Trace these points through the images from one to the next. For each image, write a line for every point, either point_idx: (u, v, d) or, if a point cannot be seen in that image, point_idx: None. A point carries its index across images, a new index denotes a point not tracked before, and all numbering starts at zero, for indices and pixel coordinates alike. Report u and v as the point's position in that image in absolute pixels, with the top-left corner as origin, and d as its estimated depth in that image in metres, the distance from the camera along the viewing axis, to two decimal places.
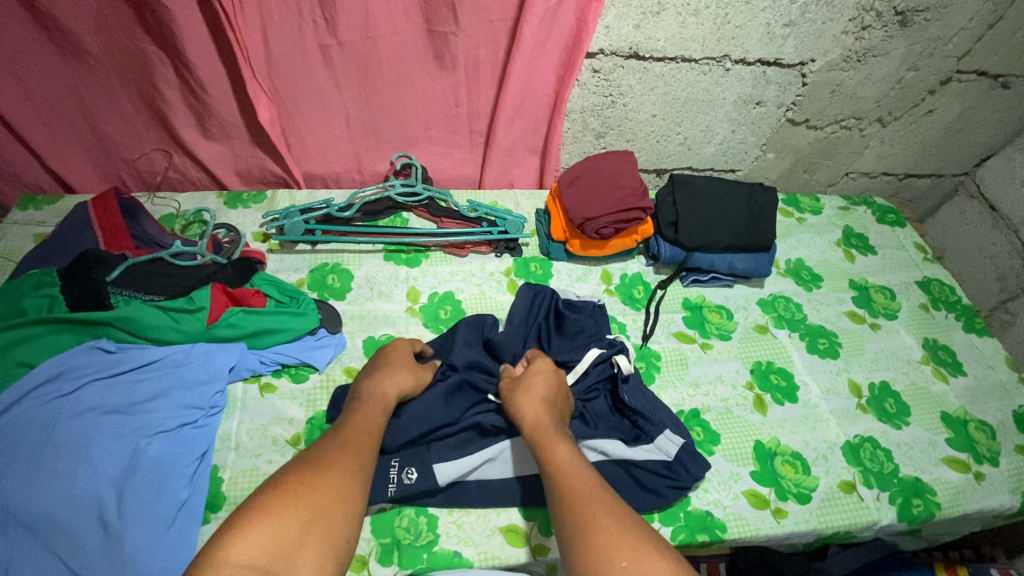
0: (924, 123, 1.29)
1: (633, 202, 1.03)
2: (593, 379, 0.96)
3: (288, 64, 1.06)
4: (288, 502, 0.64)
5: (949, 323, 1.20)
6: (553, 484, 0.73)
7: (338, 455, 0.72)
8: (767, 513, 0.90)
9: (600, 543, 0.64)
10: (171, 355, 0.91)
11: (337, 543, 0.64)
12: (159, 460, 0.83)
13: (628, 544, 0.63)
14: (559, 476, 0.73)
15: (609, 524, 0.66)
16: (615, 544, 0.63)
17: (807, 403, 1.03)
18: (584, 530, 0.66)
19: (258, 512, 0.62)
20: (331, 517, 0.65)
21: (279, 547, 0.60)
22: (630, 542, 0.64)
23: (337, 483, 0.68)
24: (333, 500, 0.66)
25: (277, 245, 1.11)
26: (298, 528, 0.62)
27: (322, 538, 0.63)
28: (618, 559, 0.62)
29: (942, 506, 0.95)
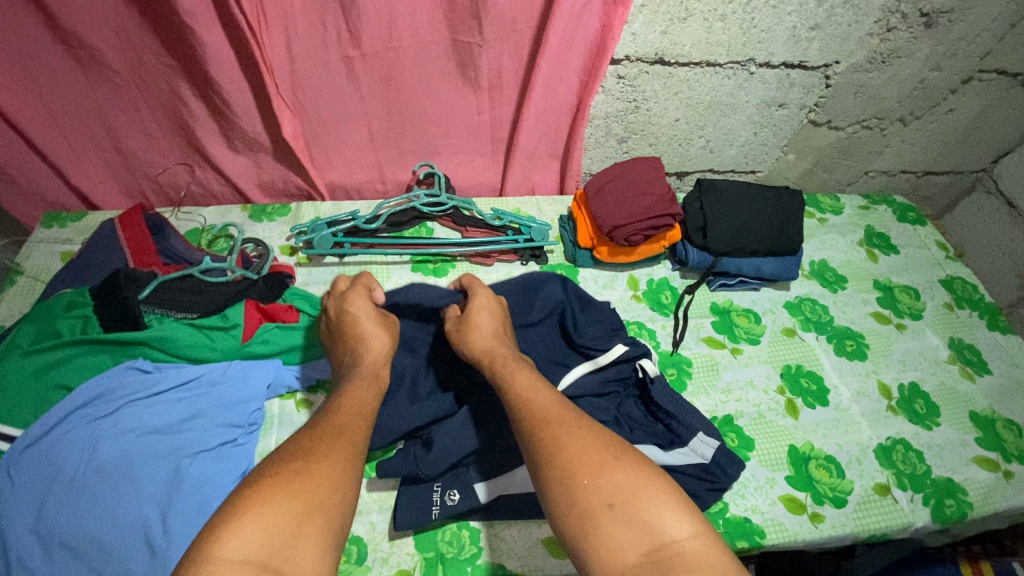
0: (945, 121, 1.29)
1: (663, 209, 1.03)
2: (611, 375, 0.97)
3: (311, 76, 1.06)
4: (282, 489, 0.58)
5: (973, 321, 1.21)
6: (513, 407, 0.74)
7: (328, 445, 0.66)
8: (804, 517, 0.90)
9: (560, 458, 0.65)
10: (208, 373, 0.90)
11: (335, 534, 0.58)
12: (200, 480, 0.83)
13: (589, 459, 0.64)
14: (520, 399, 0.74)
15: (573, 440, 0.67)
16: (577, 462, 0.64)
17: (838, 406, 1.03)
18: (547, 448, 0.67)
19: (250, 499, 0.56)
20: (329, 506, 0.59)
21: (273, 538, 0.54)
22: (593, 460, 0.64)
23: (335, 471, 0.63)
24: (330, 493, 0.60)
25: (305, 258, 1.10)
26: (295, 520, 0.56)
27: (320, 528, 0.57)
28: (581, 477, 0.63)
29: (974, 506, 0.96)
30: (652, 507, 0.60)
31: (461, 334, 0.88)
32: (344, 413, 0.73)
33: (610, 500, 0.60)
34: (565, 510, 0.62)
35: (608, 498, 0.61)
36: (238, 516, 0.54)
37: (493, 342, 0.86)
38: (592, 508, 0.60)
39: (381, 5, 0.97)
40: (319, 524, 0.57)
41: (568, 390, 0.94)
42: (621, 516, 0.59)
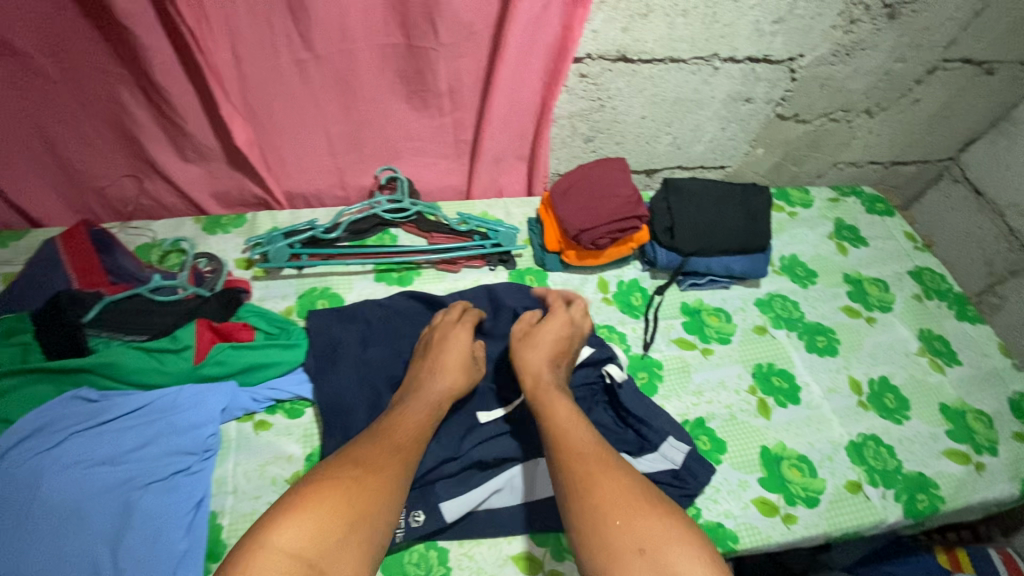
0: (911, 112, 1.29)
1: (629, 211, 1.01)
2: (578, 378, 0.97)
3: (261, 80, 1.01)
4: (335, 494, 0.67)
5: (942, 312, 1.21)
6: (550, 442, 0.79)
7: (387, 457, 0.74)
8: (776, 520, 0.90)
9: (596, 501, 0.69)
10: (159, 400, 0.86)
11: (375, 543, 0.66)
12: (153, 512, 0.79)
13: (622, 505, 0.69)
14: (555, 434, 0.79)
15: (605, 482, 0.72)
16: (612, 505, 0.69)
17: (810, 404, 1.03)
18: (581, 490, 0.71)
19: (306, 500, 0.66)
20: (374, 517, 0.67)
21: (323, 536, 0.63)
22: (626, 505, 0.69)
23: (387, 483, 0.71)
24: (379, 502, 0.69)
25: (263, 271, 1.06)
26: (344, 526, 0.65)
27: (362, 536, 0.65)
28: (612, 518, 0.67)
29: (945, 500, 0.96)
30: (678, 556, 0.63)
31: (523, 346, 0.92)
32: (406, 425, 0.79)
33: (641, 545, 0.64)
34: (595, 548, 0.66)
35: (640, 542, 0.65)
36: (295, 515, 0.63)
37: (546, 364, 0.88)
38: (623, 552, 0.64)
39: (330, 5, 0.92)
40: (363, 534, 0.65)
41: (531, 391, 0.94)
42: (650, 563, 0.63)
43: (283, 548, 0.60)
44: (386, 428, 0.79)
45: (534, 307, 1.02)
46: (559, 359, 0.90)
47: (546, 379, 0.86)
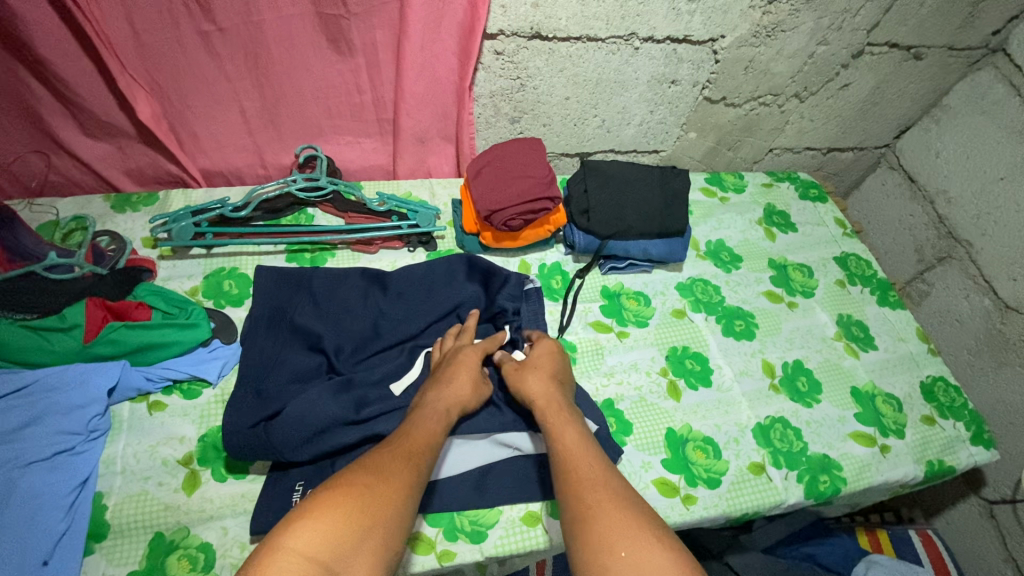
0: (841, 97, 1.28)
1: (540, 191, 1.00)
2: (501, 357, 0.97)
3: (163, 53, 0.98)
4: (352, 501, 0.61)
5: (864, 297, 1.22)
6: (559, 469, 0.75)
7: (401, 464, 0.69)
8: (676, 501, 0.90)
9: (597, 534, 0.65)
10: (44, 378, 0.84)
11: (389, 552, 0.61)
12: (33, 492, 0.78)
13: (625, 537, 0.64)
14: (566, 458, 0.75)
15: (608, 513, 0.66)
16: (615, 537, 0.64)
17: (721, 386, 1.03)
18: (582, 519, 0.67)
19: (319, 505, 0.60)
20: (389, 521, 0.62)
21: (340, 545, 0.57)
22: (630, 534, 0.64)
23: (398, 493, 0.65)
24: (396, 513, 0.63)
25: (169, 250, 1.04)
26: (357, 530, 0.59)
27: (376, 545, 0.59)
28: (618, 549, 0.62)
29: (848, 481, 0.97)
30: None
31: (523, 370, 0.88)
32: (421, 431, 0.75)
33: None
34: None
35: None
36: (310, 517, 0.59)
37: (550, 387, 0.86)
38: None
39: None
40: (375, 541, 0.59)
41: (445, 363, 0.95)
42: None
43: (291, 548, 0.55)
44: (402, 434, 0.74)
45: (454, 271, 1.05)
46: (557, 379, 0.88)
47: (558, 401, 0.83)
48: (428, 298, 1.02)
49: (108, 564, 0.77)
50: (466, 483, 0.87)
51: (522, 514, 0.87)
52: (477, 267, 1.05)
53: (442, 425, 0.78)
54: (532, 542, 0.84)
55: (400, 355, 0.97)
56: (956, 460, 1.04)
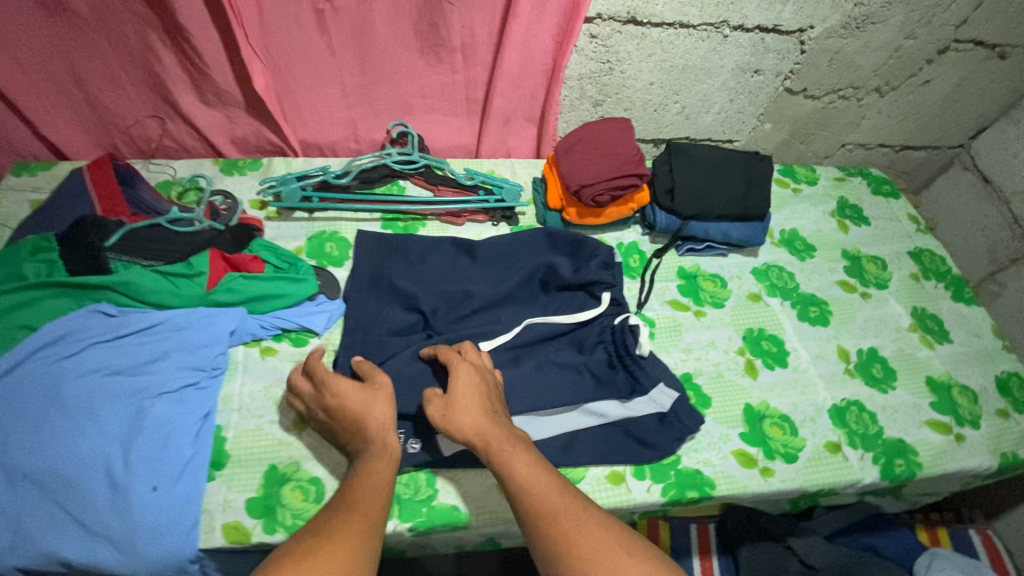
0: (921, 93, 1.29)
1: (630, 169, 1.03)
2: (591, 329, 1.01)
3: (281, 29, 1.05)
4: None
5: (938, 292, 1.22)
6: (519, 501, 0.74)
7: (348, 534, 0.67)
8: (754, 471, 0.93)
9: (581, 562, 0.67)
10: (172, 319, 0.91)
11: None
12: (163, 419, 0.85)
13: (606, 561, 0.67)
14: (524, 491, 0.74)
15: (578, 539, 0.69)
16: (588, 563, 0.67)
17: (796, 367, 1.05)
18: (553, 548, 0.69)
19: None
20: None
21: None
22: (601, 558, 0.67)
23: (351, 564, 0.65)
24: None
25: (275, 212, 1.10)
26: None
27: None
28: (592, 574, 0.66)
29: (923, 466, 0.98)
30: None
31: (448, 420, 0.79)
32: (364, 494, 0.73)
33: None
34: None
35: None
36: None
37: (482, 420, 0.79)
38: None
39: None
40: None
41: (540, 325, 0.99)
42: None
43: None
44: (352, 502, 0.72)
45: (540, 244, 1.10)
46: (488, 409, 0.81)
47: (497, 436, 0.78)
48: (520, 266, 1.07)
49: (229, 489, 0.84)
50: (554, 441, 0.91)
51: (606, 474, 0.91)
52: (562, 240, 1.09)
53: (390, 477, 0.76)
54: (617, 499, 0.88)
55: (489, 319, 1.01)
56: None
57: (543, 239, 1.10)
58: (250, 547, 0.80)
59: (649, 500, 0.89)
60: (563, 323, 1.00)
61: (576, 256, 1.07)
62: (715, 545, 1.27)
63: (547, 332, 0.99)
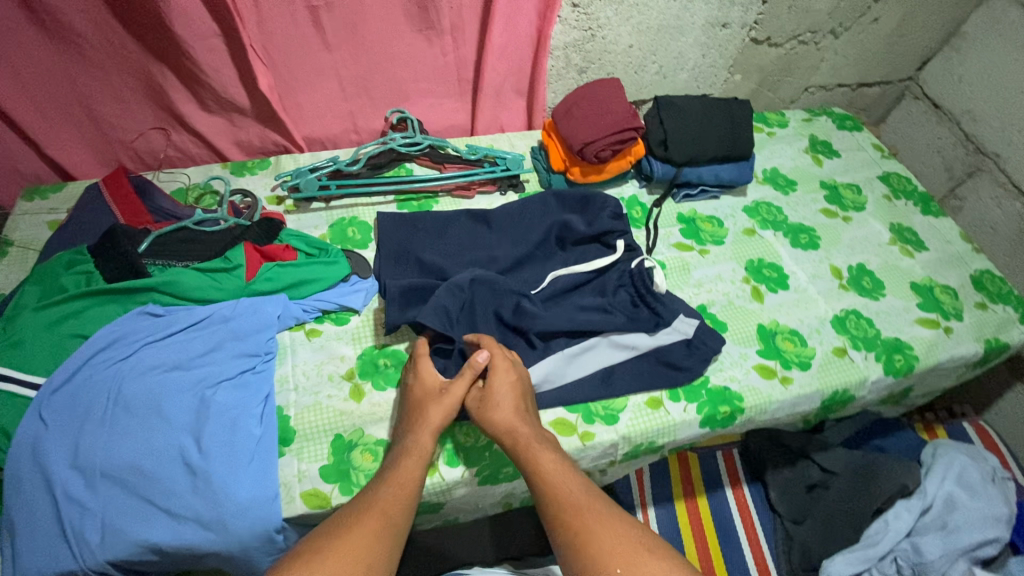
0: (871, 32, 1.41)
1: (626, 123, 1.11)
2: (611, 276, 1.09)
3: (279, 28, 1.09)
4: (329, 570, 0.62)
5: (909, 208, 1.34)
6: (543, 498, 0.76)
7: (366, 522, 0.69)
8: (775, 381, 1.02)
9: (598, 556, 0.67)
10: (218, 311, 0.94)
11: None
12: (227, 405, 0.88)
13: (624, 557, 0.66)
14: (547, 486, 0.76)
15: (602, 533, 0.70)
16: (610, 555, 0.67)
17: (797, 288, 1.15)
18: (577, 540, 0.70)
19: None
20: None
21: None
22: (625, 552, 0.67)
23: (363, 546, 0.66)
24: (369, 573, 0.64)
25: (293, 205, 1.14)
26: None
27: None
28: (613, 566, 0.66)
29: (919, 358, 1.09)
30: None
31: (482, 412, 0.85)
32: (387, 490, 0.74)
33: None
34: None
35: None
36: None
37: (514, 417, 0.84)
38: None
39: None
40: None
41: (564, 278, 1.07)
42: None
43: None
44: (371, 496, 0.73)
45: (550, 205, 1.16)
46: (523, 406, 0.86)
47: (525, 433, 0.82)
48: (536, 227, 1.13)
49: (301, 461, 0.88)
50: (593, 377, 0.98)
51: (644, 401, 0.98)
52: (570, 199, 1.16)
53: (421, 467, 0.79)
54: (658, 421, 0.96)
55: (515, 279, 1.08)
56: (1010, 337, 1.16)
57: (552, 201, 1.16)
58: (331, 510, 0.85)
59: (687, 419, 0.97)
60: (584, 274, 1.09)
61: (587, 213, 1.14)
62: (741, 470, 1.32)
63: (572, 281, 1.07)
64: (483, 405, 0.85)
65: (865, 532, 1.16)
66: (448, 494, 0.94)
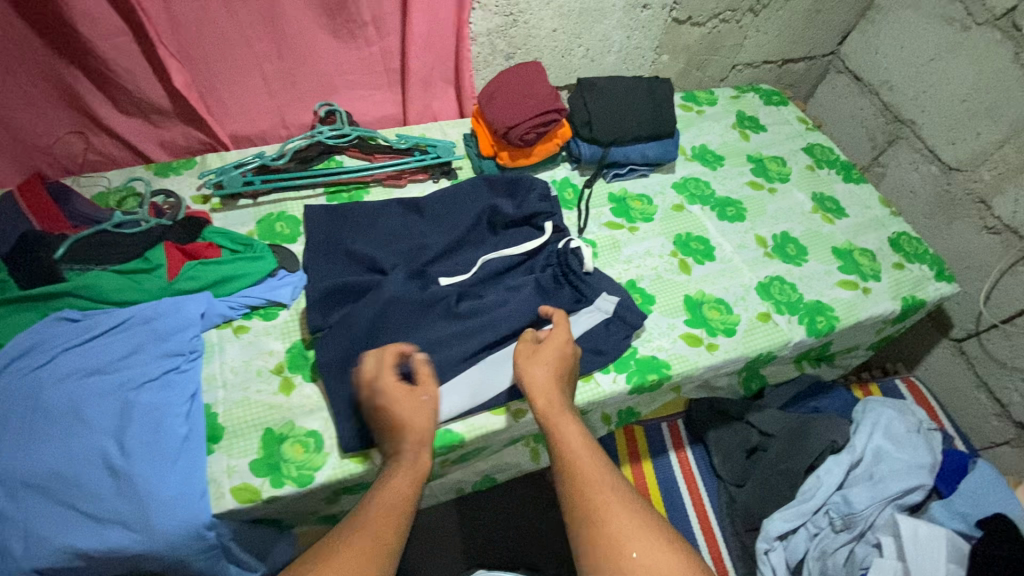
0: (788, 8, 1.46)
1: (548, 106, 1.13)
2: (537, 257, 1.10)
3: (191, 24, 1.07)
4: None
5: (831, 177, 1.40)
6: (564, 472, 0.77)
7: (363, 553, 0.67)
8: (701, 348, 1.06)
9: (614, 537, 0.70)
10: (139, 312, 0.93)
11: None
12: (151, 406, 0.87)
13: (640, 538, 0.69)
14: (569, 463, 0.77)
15: (616, 517, 0.71)
16: (627, 537, 0.69)
17: (723, 259, 1.19)
18: (591, 522, 0.72)
19: None
20: None
21: None
22: (640, 535, 0.70)
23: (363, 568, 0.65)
24: None
25: (219, 203, 1.13)
26: None
27: None
28: (628, 550, 0.68)
29: (840, 319, 1.14)
30: None
31: (528, 365, 0.86)
32: (383, 505, 0.72)
33: None
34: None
35: None
36: None
37: (551, 381, 0.85)
38: None
39: None
40: None
41: (493, 259, 1.08)
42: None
43: None
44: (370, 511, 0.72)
45: (480, 190, 1.18)
46: (563, 373, 0.87)
47: (555, 398, 0.83)
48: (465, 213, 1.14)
49: (230, 457, 0.88)
50: None
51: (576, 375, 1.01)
52: (499, 183, 1.17)
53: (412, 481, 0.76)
54: (591, 393, 0.99)
55: (447, 265, 1.09)
56: (925, 294, 1.22)
57: (482, 186, 1.18)
58: (261, 503, 0.85)
59: (616, 389, 1.01)
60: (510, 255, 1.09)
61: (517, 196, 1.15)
62: (686, 438, 1.40)
63: (501, 263, 1.08)
64: (530, 359, 0.87)
65: (800, 488, 1.20)
66: None
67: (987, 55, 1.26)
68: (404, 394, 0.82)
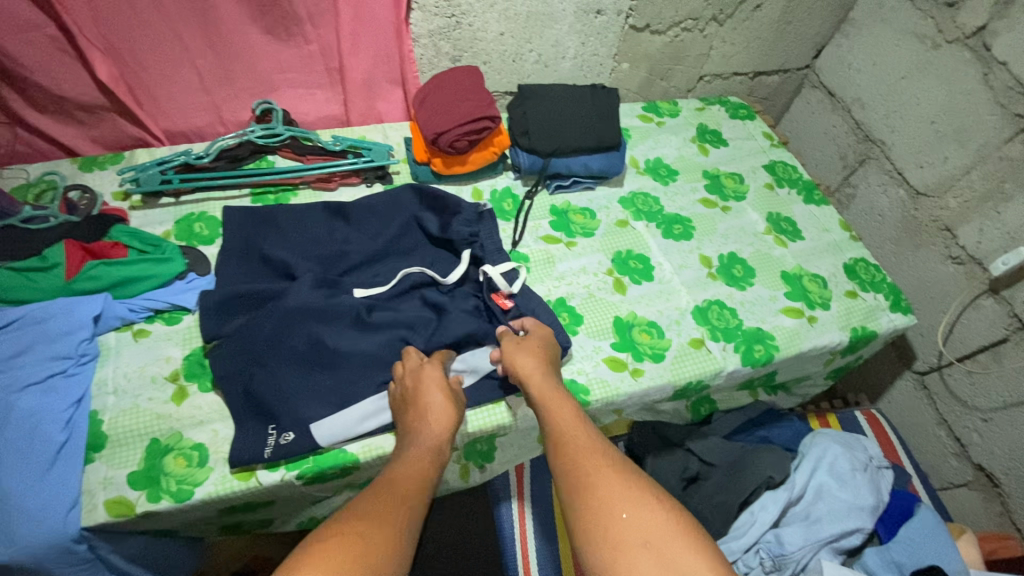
0: (756, 18, 1.39)
1: (480, 112, 1.09)
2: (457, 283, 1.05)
3: (114, 15, 1.03)
4: (346, 543, 0.59)
5: (791, 198, 1.33)
6: (555, 444, 0.77)
7: (390, 501, 0.68)
8: (625, 373, 1.00)
9: (600, 499, 0.67)
10: (29, 313, 0.90)
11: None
12: (30, 411, 0.83)
13: (629, 498, 0.67)
14: (558, 434, 0.77)
15: (603, 482, 0.69)
16: (616, 499, 0.67)
17: (661, 279, 1.13)
18: (580, 486, 0.70)
19: (315, 543, 0.59)
20: (384, 545, 0.61)
21: None
22: (631, 495, 0.67)
23: (390, 513, 0.66)
24: (396, 540, 0.63)
25: (140, 201, 1.10)
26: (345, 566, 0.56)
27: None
28: (618, 512, 0.66)
29: (780, 348, 1.08)
30: (687, 555, 0.61)
31: (509, 352, 0.90)
32: (406, 466, 0.75)
33: (647, 539, 0.63)
34: (604, 551, 0.63)
35: (645, 537, 0.63)
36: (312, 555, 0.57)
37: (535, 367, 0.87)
38: (627, 546, 0.63)
39: None
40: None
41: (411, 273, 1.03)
42: (655, 557, 0.61)
43: None
44: (391, 472, 0.73)
45: (410, 197, 1.13)
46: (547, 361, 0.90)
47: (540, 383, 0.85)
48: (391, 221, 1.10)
49: (109, 468, 0.84)
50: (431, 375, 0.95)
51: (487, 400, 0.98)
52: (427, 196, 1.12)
53: (432, 448, 0.79)
54: (500, 417, 0.97)
55: (365, 274, 1.05)
56: (877, 325, 1.15)
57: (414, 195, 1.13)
58: (135, 518, 0.81)
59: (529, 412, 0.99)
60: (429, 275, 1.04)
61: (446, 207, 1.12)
62: None
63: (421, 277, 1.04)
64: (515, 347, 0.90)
65: (731, 525, 1.13)
66: (276, 496, 0.91)
67: (956, 76, 1.20)
68: (432, 367, 0.89)
